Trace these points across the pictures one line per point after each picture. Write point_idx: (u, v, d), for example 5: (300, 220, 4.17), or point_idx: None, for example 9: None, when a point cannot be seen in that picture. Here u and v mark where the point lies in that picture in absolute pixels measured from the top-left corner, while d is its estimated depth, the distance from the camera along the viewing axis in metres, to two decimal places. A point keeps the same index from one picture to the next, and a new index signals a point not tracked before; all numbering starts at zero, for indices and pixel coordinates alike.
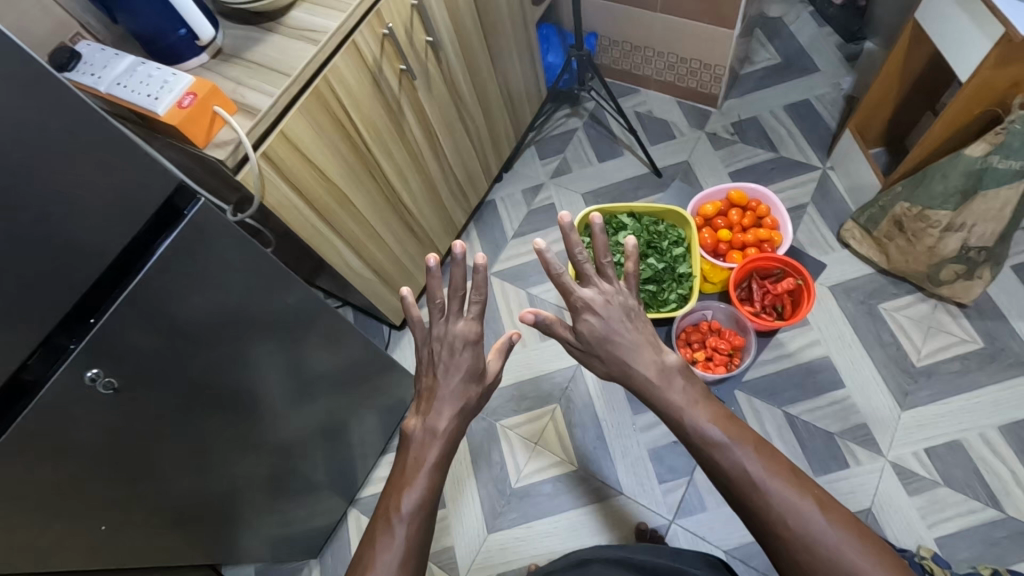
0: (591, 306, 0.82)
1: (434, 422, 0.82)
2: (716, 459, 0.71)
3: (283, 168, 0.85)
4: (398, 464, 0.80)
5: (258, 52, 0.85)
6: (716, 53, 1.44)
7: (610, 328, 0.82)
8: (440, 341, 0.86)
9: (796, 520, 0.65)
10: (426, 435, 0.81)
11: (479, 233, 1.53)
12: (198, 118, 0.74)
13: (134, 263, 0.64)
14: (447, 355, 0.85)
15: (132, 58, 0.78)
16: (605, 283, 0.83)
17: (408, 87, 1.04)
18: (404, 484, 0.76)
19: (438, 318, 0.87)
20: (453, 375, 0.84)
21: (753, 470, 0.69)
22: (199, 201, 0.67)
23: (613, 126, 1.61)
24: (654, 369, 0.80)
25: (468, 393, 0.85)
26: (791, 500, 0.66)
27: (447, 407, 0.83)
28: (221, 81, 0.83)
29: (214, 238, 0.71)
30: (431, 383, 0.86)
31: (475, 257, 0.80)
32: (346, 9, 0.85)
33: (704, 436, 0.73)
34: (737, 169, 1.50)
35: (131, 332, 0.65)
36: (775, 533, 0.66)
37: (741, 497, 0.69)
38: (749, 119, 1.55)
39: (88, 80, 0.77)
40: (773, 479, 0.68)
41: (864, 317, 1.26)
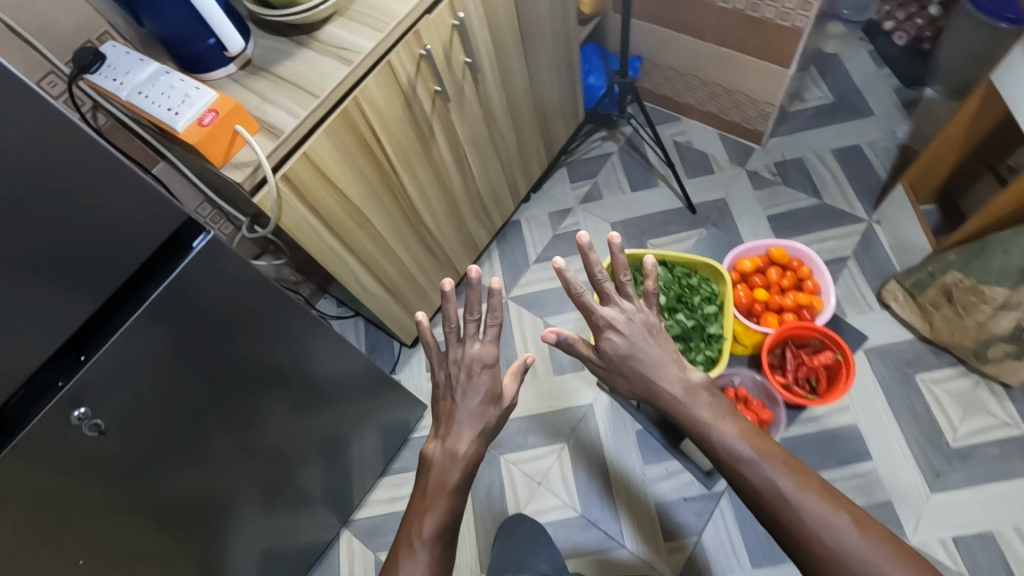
0: (611, 326, 0.79)
1: (454, 444, 0.77)
2: (742, 478, 0.68)
3: (303, 192, 0.81)
4: (419, 482, 0.76)
5: (287, 67, 0.80)
6: (766, 90, 1.36)
7: (633, 346, 0.78)
8: (456, 363, 0.82)
9: (830, 536, 0.61)
10: (446, 458, 0.76)
11: (500, 254, 1.48)
12: (217, 137, 0.70)
13: (133, 297, 0.60)
14: (463, 379, 0.81)
15: (157, 66, 0.75)
16: (626, 302, 0.80)
17: (441, 109, 1.00)
18: (430, 501, 0.73)
19: (454, 337, 0.83)
20: (472, 399, 0.80)
21: (783, 485, 0.65)
22: (208, 234, 0.63)
23: (649, 155, 1.55)
24: (680, 387, 0.76)
25: (485, 416, 0.80)
26: (825, 513, 0.62)
27: (466, 428, 0.79)
28: (246, 95, 0.78)
29: (220, 272, 0.67)
30: (449, 406, 0.81)
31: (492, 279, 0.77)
32: (383, 29, 0.81)
33: (731, 452, 0.69)
34: (776, 213, 1.43)
35: (126, 369, 0.62)
36: (809, 549, 0.61)
37: (773, 515, 0.65)
38: (793, 160, 1.48)
39: (111, 86, 0.75)
40: (805, 493, 0.64)
41: (898, 386, 1.19)
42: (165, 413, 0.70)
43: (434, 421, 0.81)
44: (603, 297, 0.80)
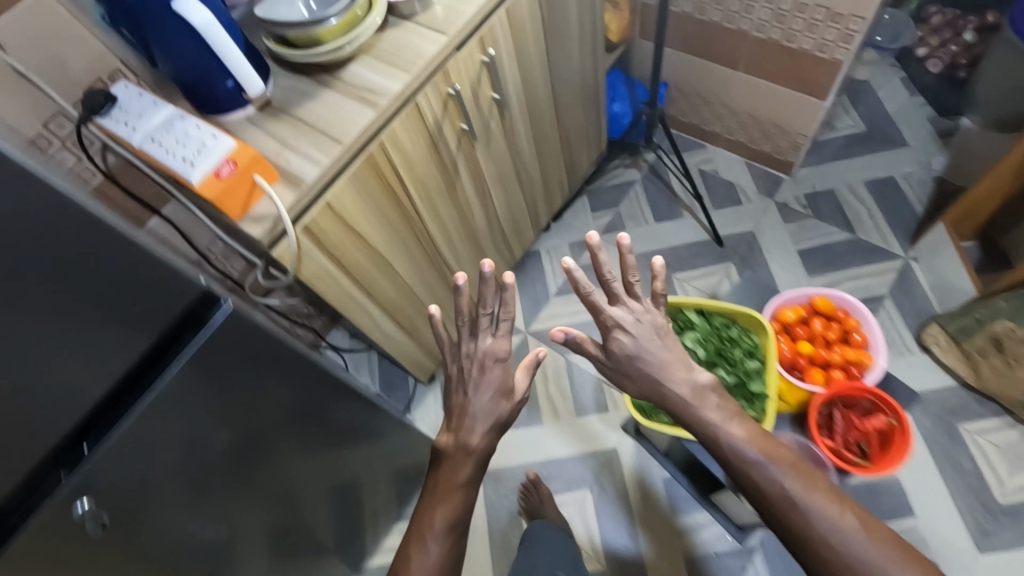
0: (619, 327, 0.70)
1: (467, 437, 0.69)
2: (749, 482, 0.60)
3: (324, 242, 0.76)
4: (432, 475, 0.68)
5: (309, 109, 0.75)
6: (800, 121, 1.30)
7: (642, 347, 0.69)
8: (466, 355, 0.74)
9: (835, 536, 0.57)
10: (457, 452, 0.69)
11: (519, 286, 1.43)
12: (235, 189, 0.66)
13: (141, 383, 0.53)
14: (474, 372, 0.73)
15: (172, 110, 0.70)
16: (634, 301, 0.71)
17: (467, 147, 0.95)
18: (442, 497, 0.65)
19: (465, 329, 0.76)
20: (492, 398, 0.72)
21: (793, 491, 0.59)
22: (227, 303, 0.57)
23: (673, 185, 1.49)
24: (689, 388, 0.66)
25: (497, 414, 0.71)
26: (834, 516, 0.57)
27: (480, 419, 0.71)
28: (265, 140, 0.74)
29: (241, 343, 0.60)
30: (461, 400, 0.73)
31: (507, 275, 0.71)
32: (411, 70, 0.76)
33: (739, 455, 0.62)
34: (808, 247, 1.37)
35: (136, 458, 0.54)
36: (819, 556, 0.57)
37: (779, 517, 0.59)
38: (824, 192, 1.43)
39: (123, 132, 0.70)
40: (813, 495, 0.58)
41: (941, 436, 1.13)
42: (176, 501, 0.62)
43: (448, 414, 0.73)
44: (610, 294, 0.71)
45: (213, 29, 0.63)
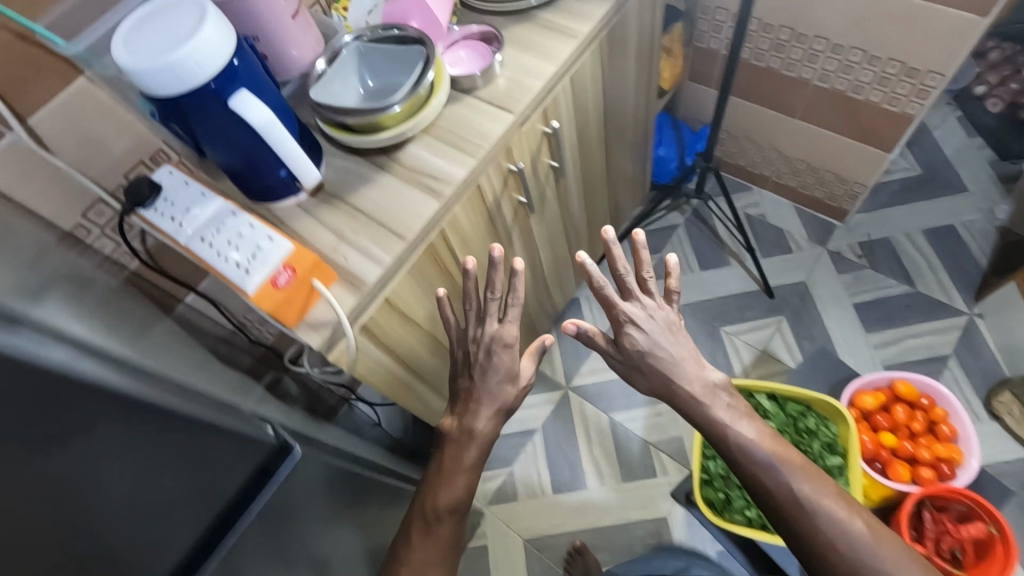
0: (632, 326, 0.69)
1: (472, 422, 0.71)
2: (756, 480, 0.62)
3: (380, 336, 0.71)
4: (437, 453, 0.72)
5: (366, 196, 0.70)
6: (860, 170, 1.24)
7: (655, 345, 0.68)
8: (474, 341, 0.73)
9: (844, 540, 0.58)
10: (462, 437, 0.71)
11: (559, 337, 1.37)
12: (294, 298, 0.61)
13: (197, 563, 0.47)
14: (482, 358, 0.72)
15: (221, 204, 0.65)
16: (648, 300, 0.71)
17: (522, 217, 0.89)
18: (449, 485, 0.68)
19: (474, 318, 0.74)
20: (497, 386, 0.72)
21: (803, 492, 0.60)
22: (293, 454, 0.56)
23: (720, 231, 1.42)
24: (699, 386, 0.66)
25: (503, 400, 0.72)
26: (843, 524, 0.58)
27: (485, 406, 0.71)
28: (319, 230, 0.68)
29: (301, 489, 0.58)
30: (468, 383, 0.74)
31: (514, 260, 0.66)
32: (476, 153, 0.70)
33: (747, 454, 0.63)
34: (864, 300, 1.30)
35: None
36: (817, 555, 0.59)
37: (784, 518, 0.60)
38: (879, 240, 1.36)
39: (168, 227, 0.65)
40: (824, 500, 0.60)
41: (1018, 514, 1.07)
42: None
43: (455, 396, 0.75)
44: (625, 289, 0.70)
45: (273, 129, 0.58)
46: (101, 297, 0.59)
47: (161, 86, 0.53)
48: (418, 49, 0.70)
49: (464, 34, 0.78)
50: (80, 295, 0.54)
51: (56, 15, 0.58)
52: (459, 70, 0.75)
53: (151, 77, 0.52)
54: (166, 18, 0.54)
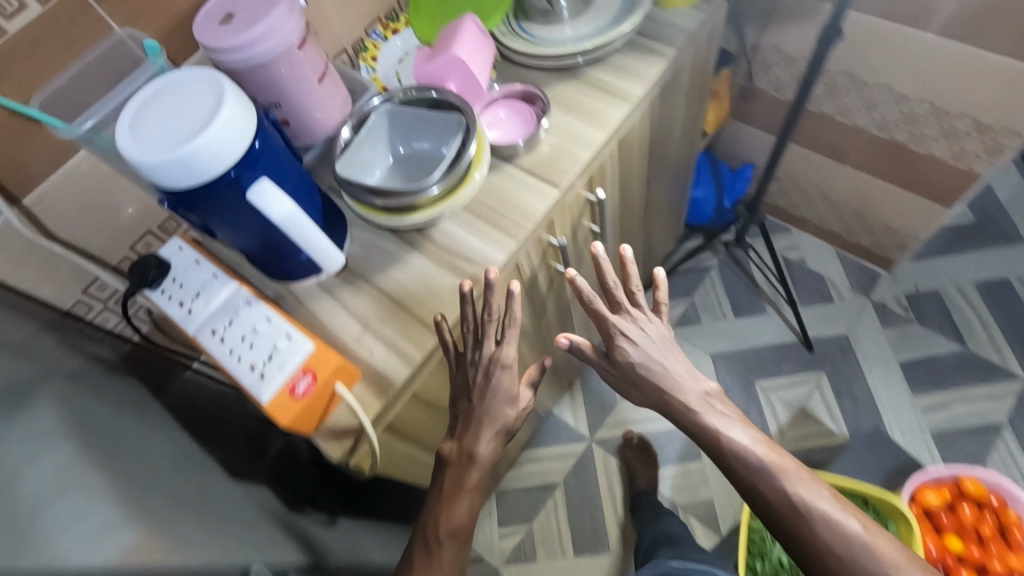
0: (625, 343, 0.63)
1: (473, 445, 0.62)
2: (751, 487, 0.57)
3: (404, 429, 0.65)
4: (436, 481, 0.63)
5: (394, 278, 0.63)
6: (913, 224, 1.15)
7: (648, 357, 0.62)
8: (472, 362, 0.62)
9: (843, 544, 0.53)
10: (462, 459, 0.62)
11: (583, 385, 1.30)
12: (314, 405, 0.54)
13: None
14: (480, 376, 0.62)
15: (235, 290, 0.59)
16: (641, 314, 0.64)
17: (558, 284, 0.82)
18: (451, 512, 0.61)
19: (469, 337, 0.62)
20: (498, 407, 0.62)
21: (798, 496, 0.55)
22: None
23: (759, 281, 1.34)
24: (696, 395, 0.60)
25: (503, 420, 0.63)
26: (841, 526, 0.54)
27: (486, 425, 0.62)
28: (343, 317, 0.62)
29: None
30: (468, 406, 0.63)
31: (517, 283, 0.57)
32: (518, 235, 0.63)
33: (745, 462, 0.57)
34: (911, 359, 1.22)
35: None
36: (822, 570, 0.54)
37: (784, 526, 0.56)
38: (928, 292, 1.27)
39: (178, 315, 0.59)
40: (821, 500, 0.55)
41: None
42: None
43: (454, 415, 0.65)
44: (614, 301, 0.64)
45: (297, 221, 0.51)
46: (102, 401, 0.52)
47: (169, 180, 0.46)
48: (455, 117, 0.63)
49: (503, 93, 0.71)
50: (77, 411, 0.48)
51: (57, 85, 0.51)
52: (498, 132, 0.69)
53: (159, 172, 0.45)
54: (178, 102, 0.47)
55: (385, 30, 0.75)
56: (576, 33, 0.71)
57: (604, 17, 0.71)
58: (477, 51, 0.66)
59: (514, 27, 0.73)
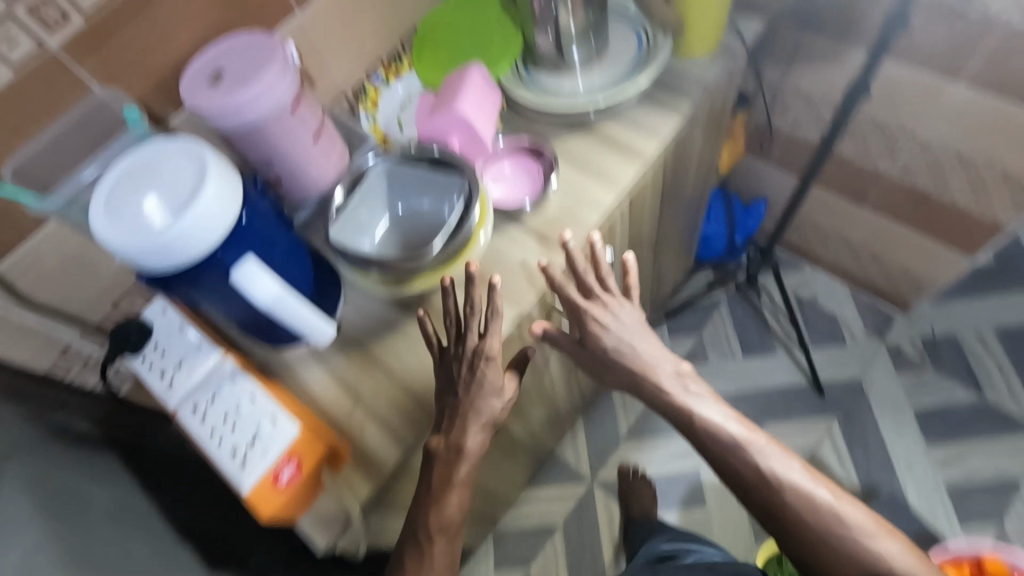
0: (603, 331, 0.56)
1: (460, 439, 0.53)
2: (727, 468, 0.52)
3: (394, 505, 0.61)
4: (421, 481, 0.54)
5: (390, 346, 0.59)
6: (933, 269, 1.11)
7: (620, 337, 0.55)
8: (456, 355, 0.55)
9: (819, 518, 0.49)
10: (450, 456, 0.53)
11: (586, 423, 1.25)
12: (298, 494, 0.51)
13: None
14: (464, 370, 0.54)
15: (218, 363, 0.55)
16: (615, 299, 0.57)
17: (562, 339, 0.78)
18: (441, 511, 0.52)
19: (452, 325, 0.55)
20: (485, 399, 0.54)
21: (770, 470, 0.51)
22: None
23: (772, 322, 1.29)
24: (670, 377, 0.54)
25: (491, 412, 0.54)
26: (810, 496, 0.50)
27: (474, 418, 0.53)
28: (333, 389, 0.58)
29: None
30: (453, 401, 0.54)
31: (492, 275, 0.51)
32: (523, 304, 0.59)
33: (719, 441, 0.52)
34: (925, 406, 1.18)
35: None
36: (805, 550, 0.50)
37: (757, 504, 0.51)
38: (944, 337, 1.23)
39: (157, 386, 0.55)
40: (789, 471, 0.51)
41: None
42: None
43: (438, 410, 0.55)
44: (587, 288, 0.57)
45: (284, 304, 0.48)
46: (75, 486, 0.49)
47: (150, 266, 0.44)
48: (456, 178, 0.59)
49: (508, 147, 0.67)
50: (48, 504, 0.45)
51: (30, 151, 0.48)
52: (500, 188, 0.65)
53: (139, 258, 0.43)
54: (159, 178, 0.44)
55: (387, 73, 0.71)
56: (588, 85, 0.67)
57: (618, 69, 0.67)
58: (482, 106, 0.63)
59: (521, 73, 0.69)
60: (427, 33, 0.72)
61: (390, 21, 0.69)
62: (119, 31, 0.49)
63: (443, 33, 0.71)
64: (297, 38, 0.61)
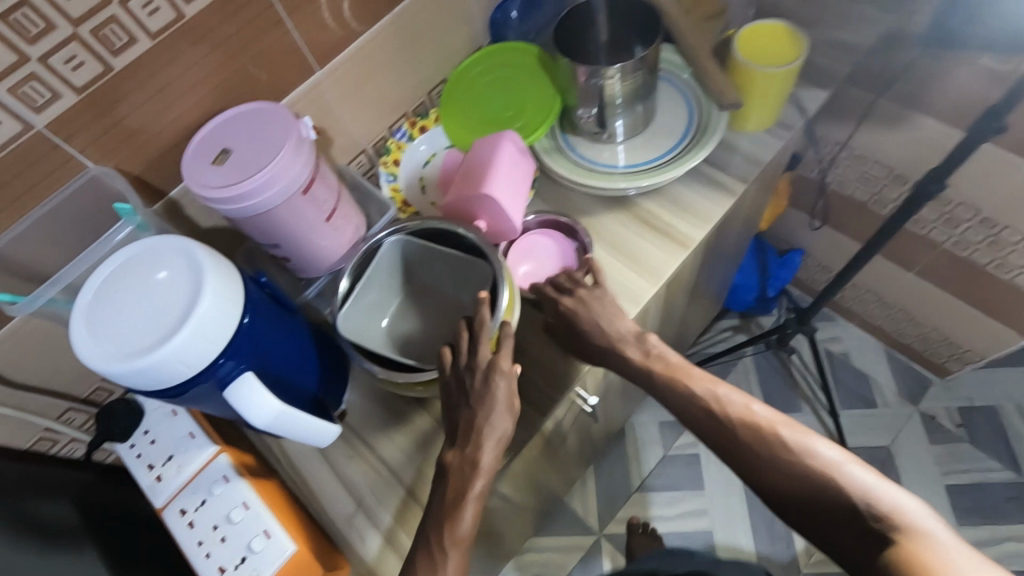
0: (574, 320, 0.52)
1: (476, 454, 0.46)
2: (686, 418, 0.49)
3: None
4: (432, 495, 0.48)
5: (396, 445, 0.54)
6: (980, 342, 1.04)
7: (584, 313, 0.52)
8: (467, 369, 0.48)
9: (777, 454, 0.43)
10: (464, 471, 0.47)
11: (596, 476, 1.17)
12: None
13: None
14: (477, 383, 0.47)
15: (209, 461, 0.50)
16: (587, 286, 0.54)
17: (582, 420, 0.72)
18: (455, 529, 0.46)
19: (464, 337, 0.48)
20: (494, 417, 0.47)
21: (720, 407, 0.47)
22: None
23: (800, 381, 1.20)
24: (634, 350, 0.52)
25: (502, 432, 0.47)
26: (751, 416, 0.46)
27: (489, 434, 0.47)
28: (335, 489, 0.53)
29: None
30: (466, 416, 0.47)
31: (488, 299, 0.47)
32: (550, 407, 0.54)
33: (671, 385, 0.50)
34: (958, 481, 1.11)
35: None
36: (770, 492, 0.43)
37: (721, 450, 0.47)
38: (982, 408, 1.16)
39: (146, 480, 0.51)
40: (731, 398, 0.48)
41: None
42: None
43: (449, 426, 0.49)
44: (559, 285, 0.55)
45: (284, 421, 0.42)
46: None
47: (131, 385, 0.39)
48: (479, 263, 0.53)
49: (538, 223, 0.62)
50: None
51: (12, 236, 0.43)
52: (526, 269, 0.59)
53: (117, 380, 0.38)
54: (157, 288, 0.40)
55: (411, 127, 0.65)
56: (629, 161, 0.62)
57: (666, 144, 0.62)
58: (512, 187, 0.56)
59: (557, 143, 0.64)
60: (456, 86, 0.66)
61: (417, 73, 0.63)
62: (114, 106, 0.44)
63: (475, 88, 0.66)
64: (313, 99, 0.55)
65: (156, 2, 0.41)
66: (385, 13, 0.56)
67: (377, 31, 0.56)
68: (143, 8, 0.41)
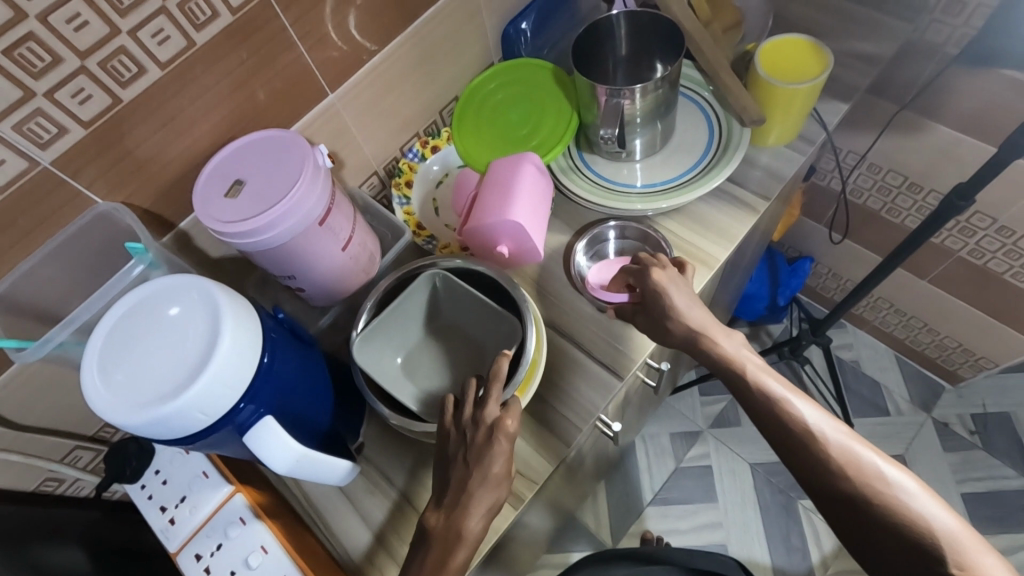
0: (660, 289, 0.50)
1: (461, 521, 0.43)
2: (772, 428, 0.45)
3: None
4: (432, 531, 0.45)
5: (415, 479, 0.52)
6: (996, 349, 1.03)
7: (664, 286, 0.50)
8: (471, 421, 0.45)
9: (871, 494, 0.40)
10: (447, 540, 0.43)
11: (608, 491, 1.13)
12: None
13: None
14: (478, 439, 0.44)
15: (224, 502, 0.48)
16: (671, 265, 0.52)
17: (599, 443, 0.70)
18: None
19: (471, 389, 0.46)
20: (483, 484, 0.43)
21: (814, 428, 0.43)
22: None
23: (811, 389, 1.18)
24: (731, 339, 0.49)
25: (497, 496, 0.44)
26: (848, 447, 0.42)
27: (480, 497, 0.43)
28: (354, 527, 0.51)
29: None
30: (460, 474, 0.44)
31: (505, 356, 0.46)
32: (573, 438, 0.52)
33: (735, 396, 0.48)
34: (974, 490, 1.10)
35: None
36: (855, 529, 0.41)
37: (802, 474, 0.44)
38: (996, 415, 1.15)
39: (158, 522, 0.49)
40: (826, 421, 0.44)
41: None
42: None
43: (439, 480, 0.46)
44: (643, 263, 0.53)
45: (305, 464, 0.41)
46: None
47: (145, 436, 0.37)
48: (510, 323, 0.51)
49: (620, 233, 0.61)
50: None
51: (16, 275, 0.41)
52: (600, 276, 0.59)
53: (134, 431, 0.37)
54: (172, 332, 0.39)
55: (423, 147, 0.63)
56: (648, 181, 0.61)
57: (685, 161, 0.61)
58: (534, 207, 0.55)
59: (574, 162, 0.63)
60: (468, 104, 0.64)
61: (430, 92, 0.61)
62: (123, 139, 0.42)
63: (487, 107, 0.64)
64: (326, 122, 0.53)
65: (166, 31, 0.40)
66: (399, 31, 0.54)
67: (391, 51, 0.55)
68: (152, 37, 0.40)
